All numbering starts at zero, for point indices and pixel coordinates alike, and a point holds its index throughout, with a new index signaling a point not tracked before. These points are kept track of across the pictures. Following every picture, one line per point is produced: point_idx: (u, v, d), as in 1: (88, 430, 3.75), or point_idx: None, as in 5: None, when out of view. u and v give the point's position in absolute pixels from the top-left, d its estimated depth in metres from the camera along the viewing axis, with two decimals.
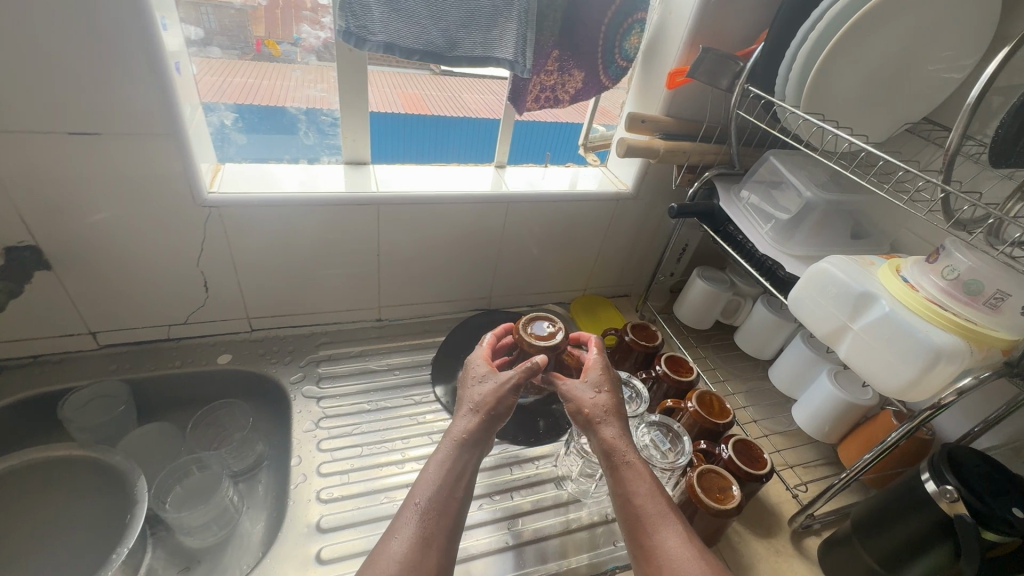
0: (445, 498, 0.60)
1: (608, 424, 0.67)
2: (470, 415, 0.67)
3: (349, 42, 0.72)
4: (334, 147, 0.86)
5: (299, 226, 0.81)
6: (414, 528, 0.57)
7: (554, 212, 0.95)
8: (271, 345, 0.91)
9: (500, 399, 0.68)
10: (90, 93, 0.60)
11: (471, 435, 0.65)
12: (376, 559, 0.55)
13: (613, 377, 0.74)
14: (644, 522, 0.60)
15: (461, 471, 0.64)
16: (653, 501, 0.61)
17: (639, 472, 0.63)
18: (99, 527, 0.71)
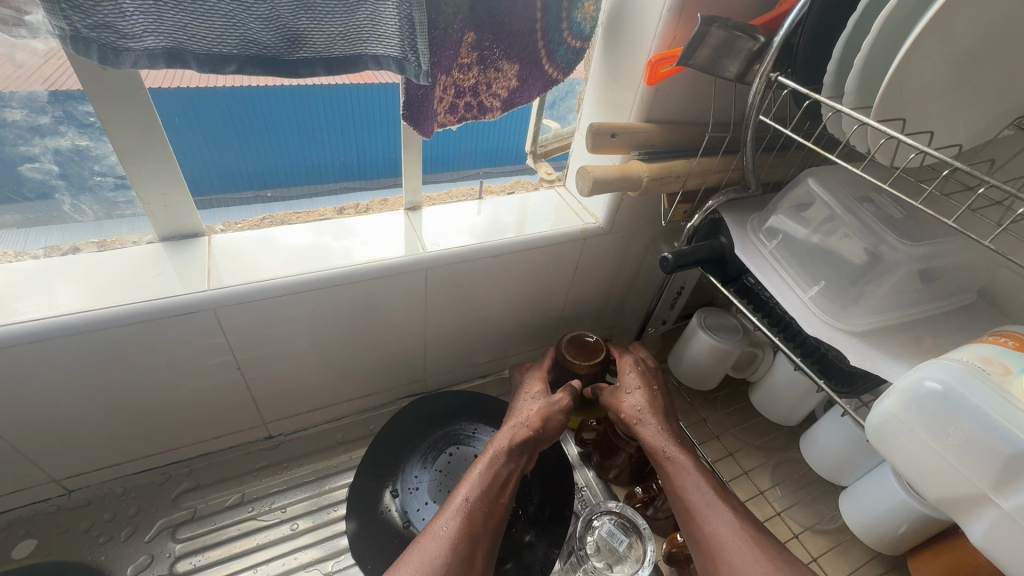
0: (492, 503, 0.53)
1: (645, 419, 0.58)
2: (519, 423, 0.59)
3: (90, 55, 0.40)
4: (137, 217, 0.55)
5: (88, 357, 0.51)
6: (459, 529, 0.50)
7: (498, 268, 0.66)
8: (101, 509, 0.62)
9: (552, 411, 0.60)
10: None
11: (522, 442, 0.57)
12: (415, 558, 0.48)
13: (655, 376, 0.64)
14: (694, 516, 0.50)
15: (506, 478, 0.56)
16: (699, 491, 0.51)
17: (680, 465, 0.54)
18: None
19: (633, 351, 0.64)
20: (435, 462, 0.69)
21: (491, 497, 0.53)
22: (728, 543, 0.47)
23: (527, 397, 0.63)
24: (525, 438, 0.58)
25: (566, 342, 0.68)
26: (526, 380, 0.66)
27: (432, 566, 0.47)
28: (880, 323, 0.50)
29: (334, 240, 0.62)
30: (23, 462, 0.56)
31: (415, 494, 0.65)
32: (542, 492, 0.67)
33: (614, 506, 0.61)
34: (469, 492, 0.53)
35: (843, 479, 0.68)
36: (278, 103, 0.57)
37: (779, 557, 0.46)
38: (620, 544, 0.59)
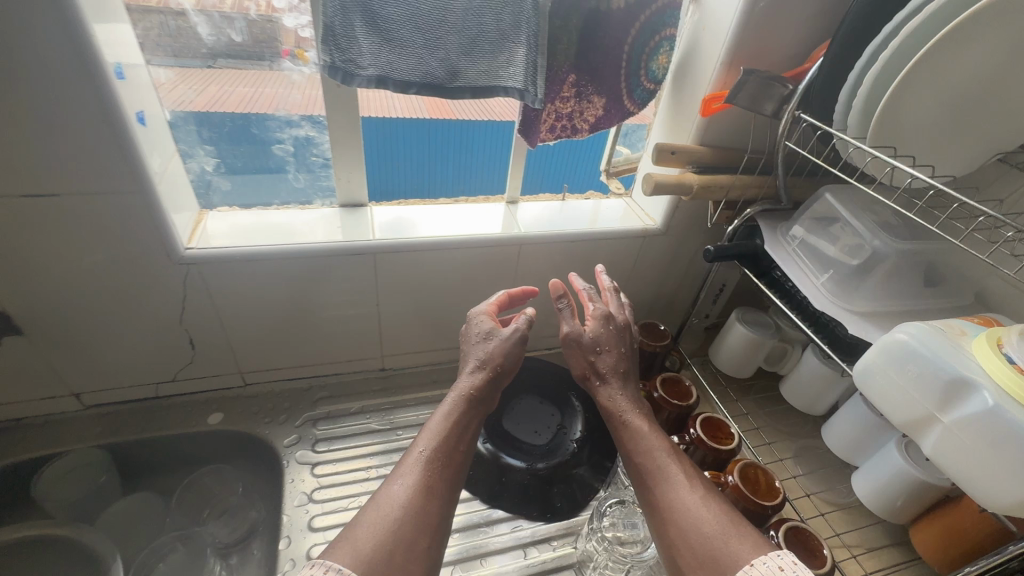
0: (450, 451, 0.57)
1: (610, 382, 0.65)
2: (474, 371, 0.64)
3: (335, 78, 0.63)
4: (327, 189, 0.78)
5: (286, 280, 0.73)
6: (420, 479, 0.54)
7: (573, 252, 0.85)
8: (266, 401, 0.84)
9: (507, 357, 0.65)
10: (19, 124, 0.51)
11: (479, 392, 0.62)
12: (375, 510, 0.51)
13: (619, 334, 0.69)
14: (644, 475, 0.58)
15: (464, 427, 0.60)
16: (649, 453, 0.59)
17: (634, 429, 0.62)
18: None
19: (597, 306, 0.69)
20: (510, 403, 0.87)
21: (448, 445, 0.58)
22: (674, 501, 0.54)
23: (483, 340, 0.65)
24: (486, 386, 0.62)
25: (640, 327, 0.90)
26: (475, 320, 0.69)
27: (394, 517, 0.50)
28: (878, 306, 0.63)
29: (454, 221, 0.82)
30: (228, 353, 0.79)
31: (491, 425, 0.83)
32: (592, 435, 0.83)
33: None
34: (428, 444, 0.57)
35: (858, 459, 0.79)
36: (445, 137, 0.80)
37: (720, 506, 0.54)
38: None
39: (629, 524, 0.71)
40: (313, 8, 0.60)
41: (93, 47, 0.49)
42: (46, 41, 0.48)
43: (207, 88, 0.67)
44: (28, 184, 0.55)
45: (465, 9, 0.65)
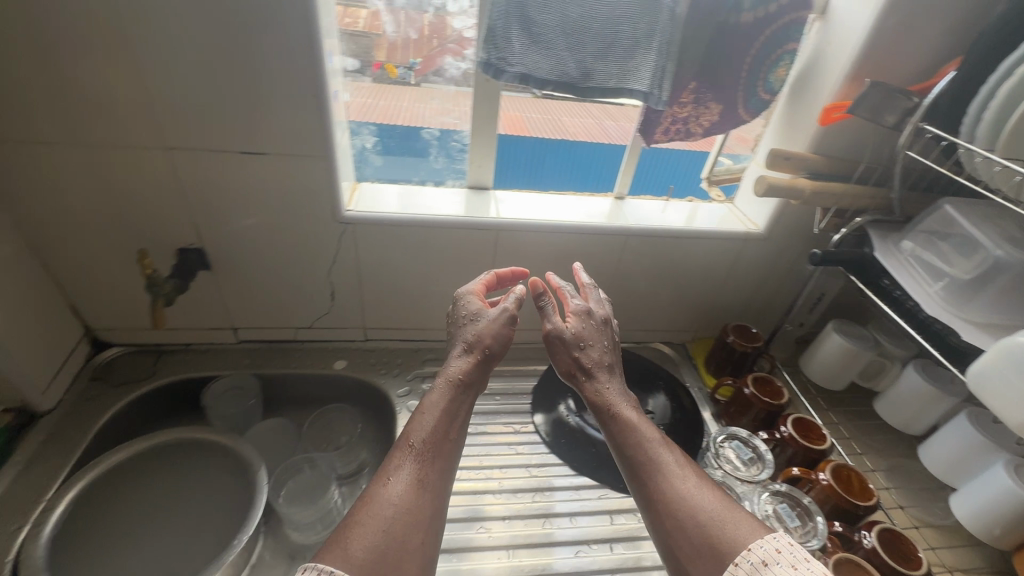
0: (439, 442, 0.56)
1: (596, 376, 0.65)
2: (463, 354, 0.64)
3: (487, 72, 0.73)
4: (459, 172, 0.88)
5: (420, 246, 0.83)
6: (408, 470, 0.53)
7: (674, 248, 0.90)
8: (381, 355, 0.95)
9: (495, 344, 0.65)
10: (250, 95, 0.64)
11: (467, 378, 0.61)
12: (366, 504, 0.50)
13: (600, 326, 0.69)
14: (637, 466, 0.57)
15: (454, 417, 0.59)
16: (640, 446, 0.58)
17: (623, 422, 0.60)
18: (214, 516, 0.75)
19: (579, 299, 0.69)
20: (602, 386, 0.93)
21: (437, 436, 0.56)
22: (667, 491, 0.53)
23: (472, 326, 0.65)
24: (475, 373, 0.61)
25: (733, 328, 0.94)
26: (461, 307, 0.69)
27: (386, 510, 0.49)
28: (997, 317, 0.64)
29: (566, 208, 0.89)
30: (358, 309, 0.90)
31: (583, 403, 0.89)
32: (680, 421, 0.88)
33: (743, 433, 0.79)
34: (416, 436, 0.56)
35: (958, 480, 0.77)
36: (557, 151, 0.88)
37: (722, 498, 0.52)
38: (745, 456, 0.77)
39: None
40: (479, 14, 0.70)
41: (316, 37, 0.61)
42: (284, 32, 0.60)
43: (377, 96, 0.79)
44: (245, 143, 0.68)
45: (606, 18, 0.72)
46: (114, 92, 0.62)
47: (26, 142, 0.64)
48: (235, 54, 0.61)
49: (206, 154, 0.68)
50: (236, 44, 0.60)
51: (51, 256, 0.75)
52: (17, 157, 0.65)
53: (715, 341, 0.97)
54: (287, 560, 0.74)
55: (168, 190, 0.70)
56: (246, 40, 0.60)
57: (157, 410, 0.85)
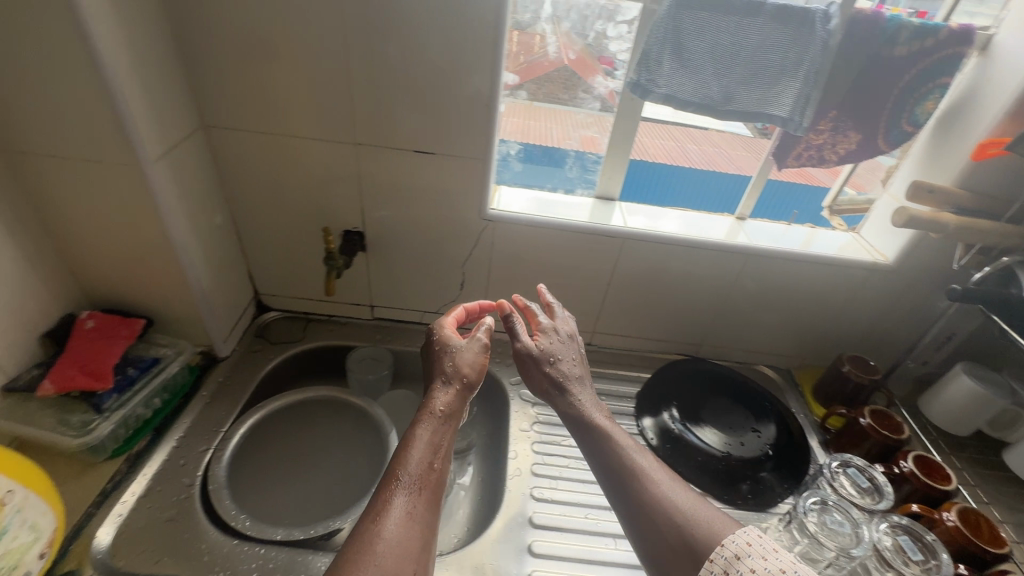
0: (428, 472, 0.57)
1: (567, 388, 0.70)
2: (444, 386, 0.65)
3: (634, 92, 0.79)
4: (590, 182, 0.94)
5: (549, 247, 0.89)
6: (399, 505, 0.53)
7: (795, 271, 0.92)
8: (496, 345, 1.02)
9: (475, 367, 0.67)
10: (429, 103, 0.73)
11: (453, 405, 0.63)
12: (361, 538, 0.50)
13: (567, 342, 0.75)
14: (612, 476, 0.61)
15: (441, 445, 0.60)
16: (614, 453, 0.62)
17: (596, 431, 0.65)
18: (348, 468, 0.84)
19: (546, 318, 0.75)
20: (706, 400, 0.95)
21: (426, 466, 0.57)
22: (643, 494, 0.58)
23: (457, 351, 0.68)
24: (460, 400, 0.64)
25: (849, 360, 0.93)
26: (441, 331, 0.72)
27: (380, 545, 0.49)
28: None
29: (689, 224, 0.93)
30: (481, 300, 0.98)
31: (687, 413, 0.92)
32: (785, 445, 0.88)
33: (860, 460, 0.77)
34: (405, 470, 0.56)
35: None
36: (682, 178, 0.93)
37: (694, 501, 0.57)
38: (865, 482, 0.74)
39: (834, 523, 0.70)
40: (637, 38, 0.77)
41: (496, 56, 0.69)
42: (473, 49, 0.69)
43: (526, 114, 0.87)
44: (417, 143, 0.77)
45: (754, 46, 0.76)
46: (326, 93, 0.73)
47: (246, 133, 0.77)
48: (427, 68, 0.71)
49: (384, 152, 0.78)
50: (430, 59, 0.70)
51: (244, 227, 0.88)
52: (240, 142, 0.78)
53: (827, 370, 0.97)
54: None
55: (348, 180, 0.82)
56: (439, 56, 0.70)
57: (303, 370, 0.97)
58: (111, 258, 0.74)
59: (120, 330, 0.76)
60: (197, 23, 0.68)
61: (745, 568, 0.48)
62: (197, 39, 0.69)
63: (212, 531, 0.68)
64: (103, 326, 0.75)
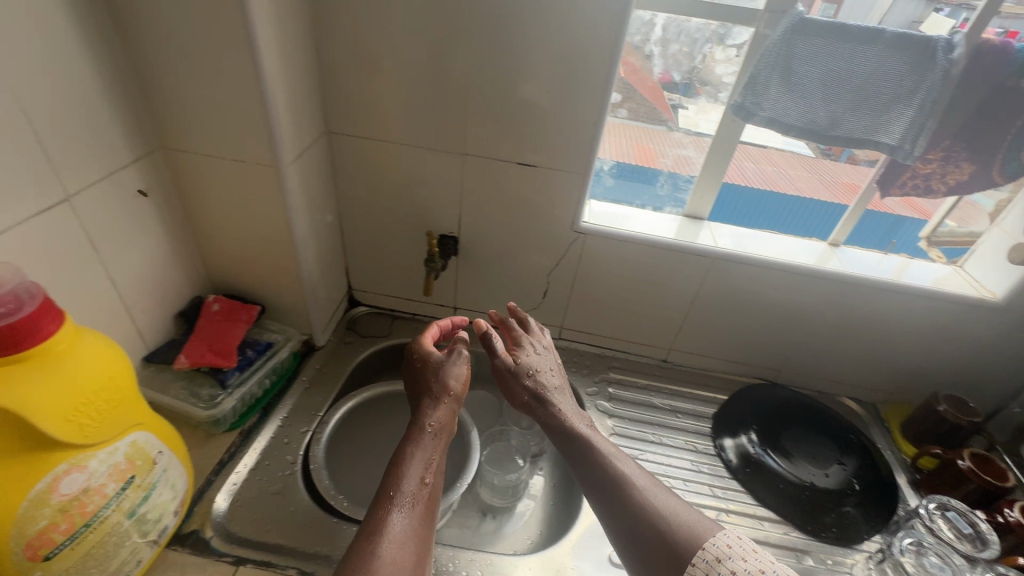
0: (420, 486, 0.58)
1: (551, 399, 0.72)
2: (432, 402, 0.67)
3: (736, 114, 0.79)
4: (679, 201, 0.94)
5: (636, 263, 0.91)
6: (394, 520, 0.54)
7: (890, 303, 0.89)
8: (571, 355, 1.04)
9: (457, 383, 0.70)
10: (537, 119, 0.77)
11: (440, 421, 0.65)
12: (358, 549, 0.51)
13: (545, 356, 0.78)
14: (598, 483, 0.62)
15: (432, 461, 0.62)
16: (601, 458, 0.64)
17: (581, 438, 0.67)
18: None
19: (524, 334, 0.78)
20: (786, 426, 0.93)
21: (417, 481, 0.58)
22: (624, 496, 0.60)
23: (441, 369, 0.70)
24: (446, 418, 0.66)
25: (946, 399, 0.89)
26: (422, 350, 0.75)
27: (377, 558, 0.50)
28: None
29: (778, 247, 0.92)
30: (561, 309, 1.00)
31: (767, 439, 0.90)
32: (872, 481, 0.86)
33: (961, 505, 0.73)
34: (397, 486, 0.57)
35: None
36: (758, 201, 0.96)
37: (679, 507, 0.58)
38: (966, 528, 0.71)
39: (929, 567, 0.72)
40: (744, 62, 0.78)
41: (608, 77, 0.72)
42: (585, 68, 0.72)
43: (621, 135, 0.88)
44: (520, 156, 0.81)
45: (867, 73, 0.74)
46: (442, 106, 0.78)
47: (361, 142, 0.83)
48: (539, 87, 0.74)
49: (487, 163, 0.82)
50: (543, 79, 0.74)
51: (347, 227, 0.94)
52: (357, 149, 0.84)
53: (918, 407, 0.93)
54: (482, 515, 0.86)
55: (449, 188, 0.86)
56: (552, 76, 0.73)
57: (387, 365, 1.03)
58: (238, 248, 0.82)
59: (240, 314, 0.84)
60: (335, 39, 0.74)
61: (726, 569, 0.51)
62: (332, 53, 0.75)
63: (314, 509, 0.73)
64: (226, 309, 0.83)
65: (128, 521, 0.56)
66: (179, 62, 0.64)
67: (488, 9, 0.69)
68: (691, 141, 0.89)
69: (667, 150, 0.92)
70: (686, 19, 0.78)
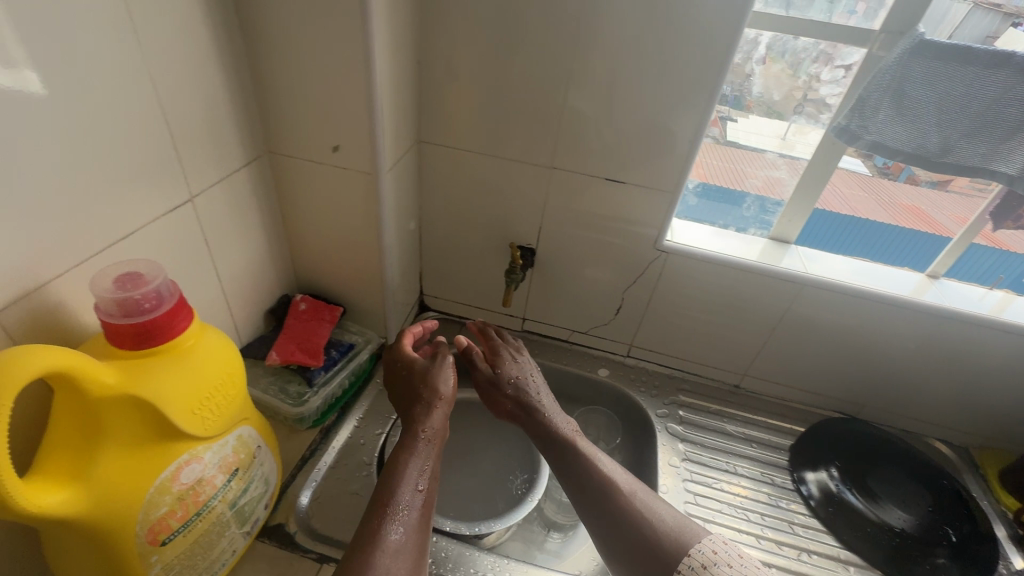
0: (417, 491, 0.58)
1: (536, 405, 0.74)
2: (427, 407, 0.67)
3: (838, 136, 0.76)
4: (765, 223, 0.92)
5: (718, 285, 0.89)
6: (390, 525, 0.53)
7: (996, 343, 0.83)
8: (639, 373, 1.02)
9: (446, 386, 0.70)
10: (630, 136, 0.76)
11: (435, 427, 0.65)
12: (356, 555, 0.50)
13: (523, 363, 0.79)
14: (585, 488, 0.65)
15: (427, 467, 0.61)
16: (587, 464, 0.66)
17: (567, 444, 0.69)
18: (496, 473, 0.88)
19: (504, 343, 0.80)
20: (871, 465, 0.88)
21: (414, 486, 0.58)
22: (612, 502, 0.62)
23: (429, 375, 0.70)
24: (440, 424, 0.65)
25: None
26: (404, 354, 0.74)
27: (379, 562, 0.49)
28: None
29: (872, 277, 0.88)
30: (633, 327, 0.98)
31: (850, 477, 0.87)
32: (969, 533, 0.80)
33: None
34: (395, 493, 0.56)
35: None
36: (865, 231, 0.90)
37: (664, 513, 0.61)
38: None
39: None
40: (851, 83, 0.75)
41: (709, 96, 0.71)
42: (687, 87, 0.71)
43: (713, 156, 0.87)
44: (608, 172, 0.80)
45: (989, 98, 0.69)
46: (534, 119, 0.78)
47: (448, 151, 0.85)
48: (636, 104, 0.74)
49: (573, 177, 0.82)
50: (641, 97, 0.73)
51: (426, 233, 0.96)
52: (444, 158, 0.86)
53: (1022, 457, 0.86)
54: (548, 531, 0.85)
55: (532, 200, 0.86)
56: (650, 94, 0.72)
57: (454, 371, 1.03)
58: (329, 251, 0.84)
59: (324, 314, 0.85)
60: (435, 51, 0.75)
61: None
62: (433, 65, 0.77)
63: None
64: (312, 309, 0.85)
65: (230, 512, 0.57)
66: (294, 72, 0.66)
67: (591, 25, 0.69)
68: (784, 165, 0.86)
69: (756, 173, 0.89)
70: (791, 37, 0.75)
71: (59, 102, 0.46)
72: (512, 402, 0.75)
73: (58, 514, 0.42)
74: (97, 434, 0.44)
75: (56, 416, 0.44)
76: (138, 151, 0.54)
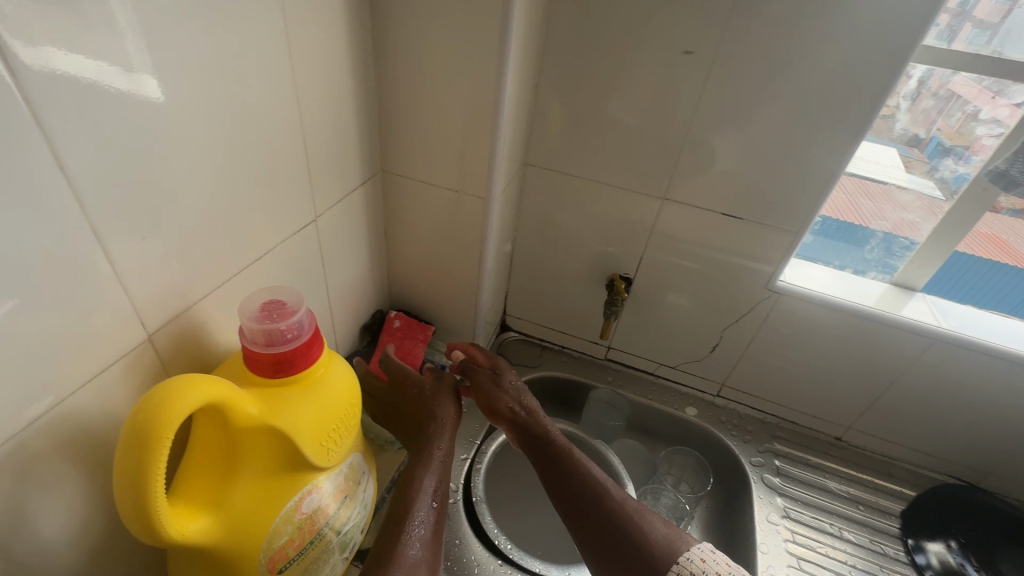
0: (430, 511, 0.57)
1: (532, 412, 0.70)
2: (436, 427, 0.65)
3: (997, 181, 0.69)
4: (888, 267, 0.84)
5: (833, 331, 0.82)
6: (407, 545, 0.52)
7: None
8: (730, 415, 0.96)
9: (446, 405, 0.68)
10: (756, 169, 0.72)
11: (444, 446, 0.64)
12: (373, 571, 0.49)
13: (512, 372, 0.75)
14: (580, 498, 0.60)
15: (438, 487, 0.60)
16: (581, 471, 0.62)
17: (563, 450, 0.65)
18: None
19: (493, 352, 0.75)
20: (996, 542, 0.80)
21: (428, 507, 0.57)
22: (608, 513, 0.58)
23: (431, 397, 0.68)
24: (446, 444, 0.64)
25: None
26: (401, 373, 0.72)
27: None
28: None
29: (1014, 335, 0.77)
30: (729, 366, 0.93)
31: (974, 557, 0.79)
32: None
33: None
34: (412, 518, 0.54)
35: None
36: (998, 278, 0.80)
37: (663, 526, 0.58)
38: None
39: None
40: (1013, 124, 0.66)
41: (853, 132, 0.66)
42: (829, 122, 0.66)
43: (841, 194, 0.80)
44: (726, 205, 0.76)
45: None
46: (652, 147, 0.75)
47: (554, 174, 0.82)
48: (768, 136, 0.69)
49: (686, 208, 0.78)
50: (774, 129, 0.68)
51: (518, 254, 0.94)
52: (547, 181, 0.83)
53: None
54: None
55: (636, 228, 0.83)
56: (786, 127, 0.68)
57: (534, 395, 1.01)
58: (426, 269, 0.83)
59: (417, 333, 0.85)
60: (555, 73, 0.73)
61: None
62: (550, 88, 0.75)
63: (479, 546, 0.72)
64: (405, 326, 0.84)
65: (337, 539, 0.55)
66: (419, 94, 0.66)
67: (730, 52, 0.65)
68: (923, 204, 0.78)
69: (886, 212, 0.81)
70: (951, 71, 0.69)
71: (223, 125, 0.46)
72: (512, 401, 0.71)
73: (195, 541, 0.42)
74: (235, 459, 0.44)
75: (198, 440, 0.44)
76: (279, 171, 0.54)
